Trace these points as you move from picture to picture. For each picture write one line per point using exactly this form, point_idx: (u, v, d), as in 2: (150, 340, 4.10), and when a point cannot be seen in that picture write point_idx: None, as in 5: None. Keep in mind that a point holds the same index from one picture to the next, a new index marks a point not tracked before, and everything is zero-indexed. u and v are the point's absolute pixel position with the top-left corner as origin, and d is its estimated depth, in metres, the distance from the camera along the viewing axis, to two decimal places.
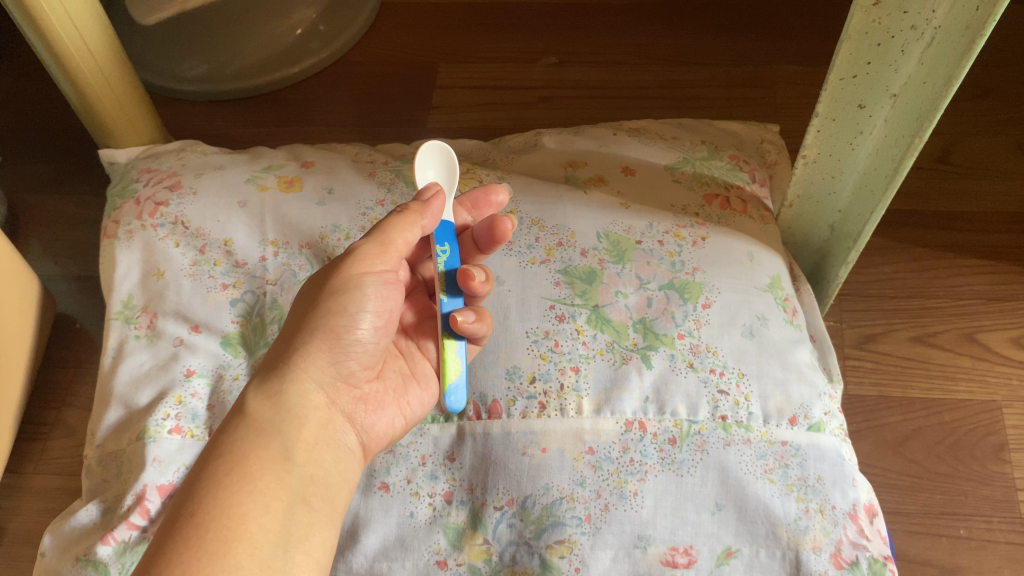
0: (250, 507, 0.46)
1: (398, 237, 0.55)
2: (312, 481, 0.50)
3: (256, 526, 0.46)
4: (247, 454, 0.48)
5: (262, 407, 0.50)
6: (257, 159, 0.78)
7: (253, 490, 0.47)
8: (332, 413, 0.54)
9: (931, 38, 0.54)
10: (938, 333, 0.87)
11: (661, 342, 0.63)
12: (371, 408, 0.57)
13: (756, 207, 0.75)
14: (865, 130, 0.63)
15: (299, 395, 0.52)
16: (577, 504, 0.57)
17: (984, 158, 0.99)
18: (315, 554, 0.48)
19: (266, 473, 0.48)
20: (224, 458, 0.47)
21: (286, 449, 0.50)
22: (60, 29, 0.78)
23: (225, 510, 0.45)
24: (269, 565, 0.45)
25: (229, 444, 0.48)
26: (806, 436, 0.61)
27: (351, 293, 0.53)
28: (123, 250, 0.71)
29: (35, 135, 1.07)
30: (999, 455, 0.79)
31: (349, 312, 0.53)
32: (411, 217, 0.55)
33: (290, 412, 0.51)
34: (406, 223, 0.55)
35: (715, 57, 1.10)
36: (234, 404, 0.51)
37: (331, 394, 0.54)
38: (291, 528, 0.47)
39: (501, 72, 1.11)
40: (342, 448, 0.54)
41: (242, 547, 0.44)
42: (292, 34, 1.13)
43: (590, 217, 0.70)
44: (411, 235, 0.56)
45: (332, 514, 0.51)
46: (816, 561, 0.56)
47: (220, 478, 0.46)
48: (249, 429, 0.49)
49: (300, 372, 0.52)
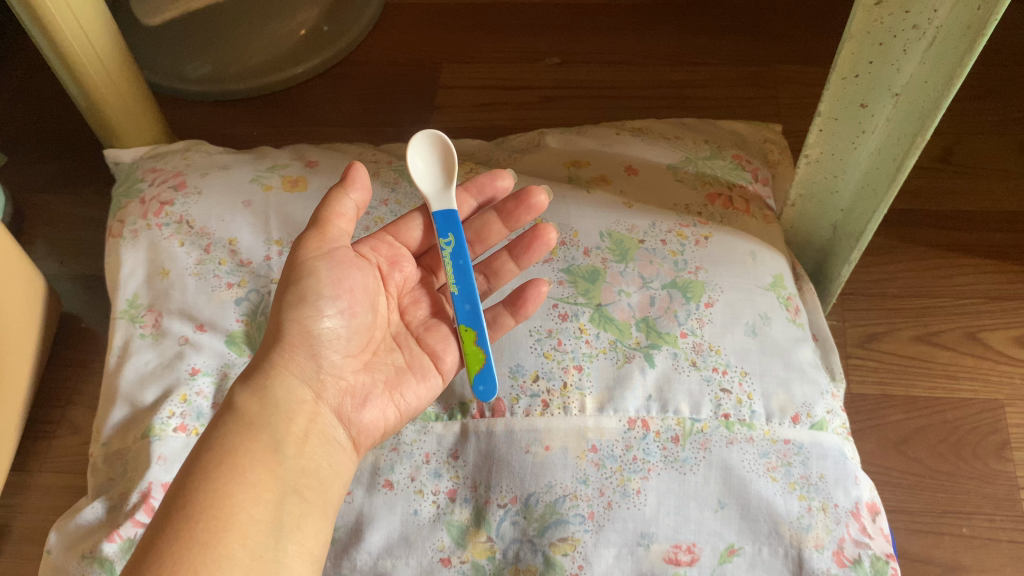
0: (241, 499, 0.47)
1: (330, 213, 0.57)
2: (303, 473, 0.51)
3: (247, 517, 0.46)
4: (237, 447, 0.49)
5: (250, 402, 0.51)
6: (261, 159, 0.78)
7: (242, 481, 0.47)
8: (318, 408, 0.54)
9: (933, 37, 0.54)
10: (941, 332, 0.87)
11: (665, 341, 0.63)
12: (360, 401, 0.56)
13: (759, 207, 0.75)
14: (867, 129, 0.64)
15: (284, 390, 0.53)
16: (580, 502, 0.57)
17: (988, 158, 0.99)
18: (308, 545, 0.49)
19: (257, 464, 0.49)
20: (215, 452, 0.48)
21: (275, 442, 0.50)
22: (66, 28, 0.78)
23: (215, 501, 0.46)
24: (260, 555, 0.45)
25: (219, 439, 0.49)
26: (808, 435, 0.61)
27: (302, 281, 0.54)
28: (128, 250, 0.72)
29: (40, 135, 1.08)
30: (1002, 454, 0.79)
31: (308, 300, 0.54)
32: (338, 195, 0.57)
33: (277, 407, 0.52)
34: (331, 201, 0.57)
35: (719, 57, 1.11)
36: (223, 401, 0.52)
37: (316, 388, 0.54)
38: (282, 518, 0.48)
39: (505, 73, 1.11)
40: (332, 442, 0.54)
41: (233, 536, 0.45)
42: (297, 35, 1.14)
43: (593, 216, 0.71)
44: (344, 206, 0.57)
45: (324, 505, 0.51)
46: (819, 559, 0.56)
47: (210, 471, 0.47)
48: (238, 424, 0.50)
49: (283, 368, 0.53)
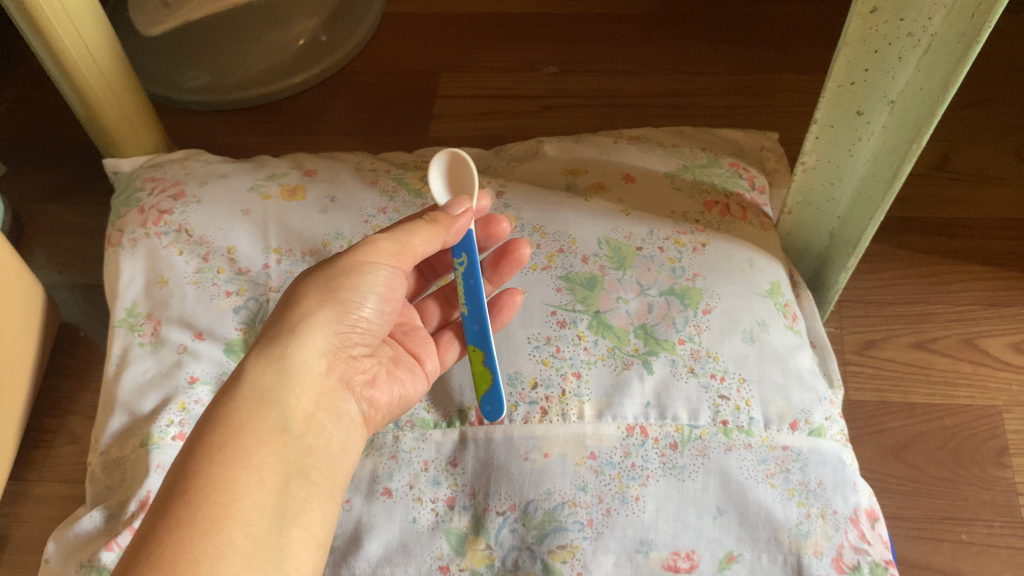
0: (244, 483, 0.46)
1: (417, 244, 0.57)
2: (309, 454, 0.50)
3: (250, 502, 0.45)
4: (243, 426, 0.48)
5: (263, 374, 0.50)
6: (260, 168, 0.79)
7: (247, 465, 0.46)
8: (332, 383, 0.54)
9: (928, 44, 0.55)
10: (938, 338, 0.87)
11: (663, 348, 0.63)
12: (369, 379, 0.57)
13: (756, 215, 0.75)
14: (862, 136, 0.64)
15: (301, 362, 0.52)
16: (579, 509, 0.57)
17: (983, 165, 0.99)
18: (311, 530, 0.48)
19: (262, 446, 0.48)
20: (220, 430, 0.47)
21: (283, 421, 0.50)
22: (62, 33, 0.78)
23: (217, 486, 0.44)
24: (263, 542, 0.45)
25: (225, 415, 0.48)
26: (806, 441, 0.61)
27: (364, 275, 0.56)
28: (127, 259, 0.72)
29: (39, 145, 1.08)
30: (1000, 460, 0.79)
31: (360, 291, 0.56)
32: (435, 230, 0.57)
33: (290, 382, 0.51)
34: (429, 236, 0.57)
35: (715, 66, 1.11)
36: (233, 371, 0.51)
37: (331, 362, 0.55)
38: (287, 502, 0.47)
39: (503, 82, 1.12)
40: (342, 416, 0.54)
41: (236, 524, 0.44)
42: (294, 45, 1.15)
43: (591, 224, 0.71)
44: (430, 246, 0.57)
45: (330, 488, 0.51)
46: (818, 566, 0.56)
47: (214, 453, 0.46)
48: (246, 399, 0.49)
49: (304, 339, 0.53)
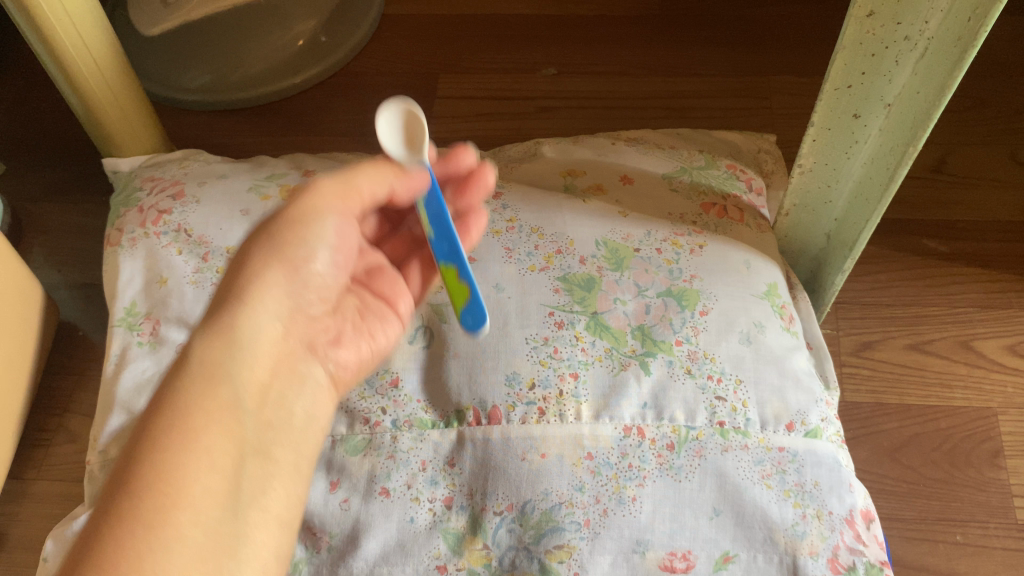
0: (192, 470, 0.43)
1: (362, 185, 0.55)
2: (264, 430, 0.49)
3: (200, 488, 0.43)
4: (191, 407, 0.45)
5: (211, 347, 0.48)
6: (259, 168, 0.79)
7: (196, 447, 0.44)
8: (289, 345, 0.53)
9: (925, 49, 0.55)
10: (934, 340, 0.88)
11: (660, 348, 0.63)
12: (332, 338, 0.56)
13: (753, 217, 0.76)
14: (859, 139, 0.64)
15: (254, 326, 0.50)
16: (576, 509, 0.58)
17: (980, 168, 1.00)
18: (271, 509, 0.48)
19: (213, 426, 0.45)
20: (165, 413, 0.44)
21: (236, 396, 0.47)
22: (61, 31, 0.78)
23: (158, 477, 0.42)
24: (217, 529, 0.43)
25: (169, 396, 0.45)
26: (802, 442, 0.61)
27: (310, 225, 0.54)
28: (127, 258, 0.72)
29: (38, 144, 1.08)
30: (995, 461, 0.79)
31: (307, 243, 0.54)
32: (381, 171, 0.56)
33: (244, 345, 0.49)
34: (375, 177, 0.55)
35: (713, 68, 1.12)
36: (180, 348, 0.48)
37: (287, 325, 0.53)
38: (242, 485, 0.46)
39: (502, 83, 1.12)
40: (306, 380, 0.54)
41: (185, 514, 0.42)
42: (293, 45, 1.15)
43: (589, 225, 0.71)
44: (377, 189, 0.56)
45: (290, 464, 0.51)
46: (813, 566, 0.57)
47: (158, 440, 0.43)
48: (193, 377, 0.46)
49: (257, 298, 0.51)
